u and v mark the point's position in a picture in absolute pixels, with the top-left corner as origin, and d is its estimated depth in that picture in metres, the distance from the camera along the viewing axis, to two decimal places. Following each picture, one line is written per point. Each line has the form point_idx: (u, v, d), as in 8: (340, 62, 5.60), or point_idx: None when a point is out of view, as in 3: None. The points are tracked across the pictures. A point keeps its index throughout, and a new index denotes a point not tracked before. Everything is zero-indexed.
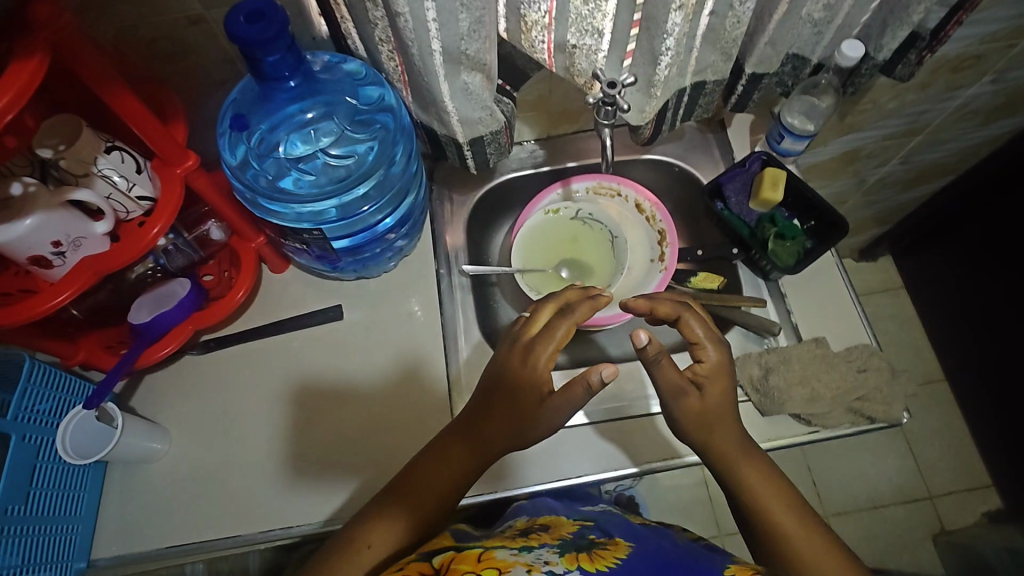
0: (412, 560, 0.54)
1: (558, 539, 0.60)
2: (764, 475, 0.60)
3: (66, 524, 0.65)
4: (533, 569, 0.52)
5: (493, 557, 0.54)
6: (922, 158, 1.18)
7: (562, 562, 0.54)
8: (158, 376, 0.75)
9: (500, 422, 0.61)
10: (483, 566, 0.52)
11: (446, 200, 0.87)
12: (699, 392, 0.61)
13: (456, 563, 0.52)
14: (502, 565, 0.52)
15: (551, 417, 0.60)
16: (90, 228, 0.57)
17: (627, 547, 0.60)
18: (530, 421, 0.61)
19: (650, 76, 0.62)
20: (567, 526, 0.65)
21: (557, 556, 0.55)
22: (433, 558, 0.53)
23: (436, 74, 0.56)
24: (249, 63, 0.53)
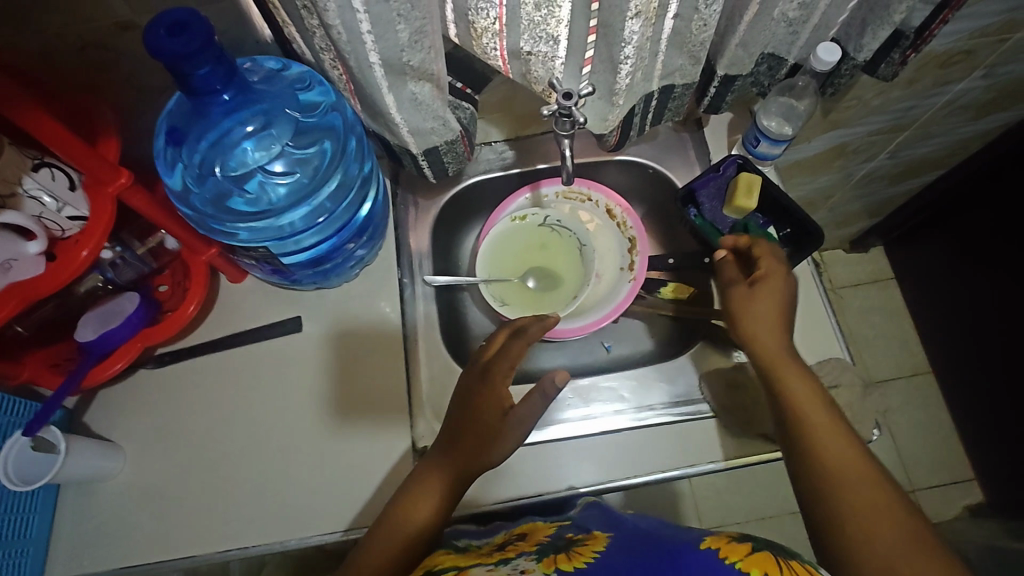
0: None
1: (534, 544, 0.58)
2: (832, 428, 0.56)
3: (15, 548, 0.64)
4: None
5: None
6: (912, 152, 1.14)
7: (539, 566, 0.52)
8: (111, 392, 0.73)
9: (473, 432, 0.61)
10: None
11: (410, 204, 0.84)
12: (750, 288, 0.65)
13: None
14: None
15: (514, 428, 0.61)
16: (21, 249, 0.54)
17: (602, 538, 0.57)
18: (495, 432, 0.61)
19: (611, 84, 0.59)
20: (544, 530, 0.62)
21: (534, 563, 0.53)
22: None
23: (378, 85, 0.53)
24: (177, 78, 0.49)
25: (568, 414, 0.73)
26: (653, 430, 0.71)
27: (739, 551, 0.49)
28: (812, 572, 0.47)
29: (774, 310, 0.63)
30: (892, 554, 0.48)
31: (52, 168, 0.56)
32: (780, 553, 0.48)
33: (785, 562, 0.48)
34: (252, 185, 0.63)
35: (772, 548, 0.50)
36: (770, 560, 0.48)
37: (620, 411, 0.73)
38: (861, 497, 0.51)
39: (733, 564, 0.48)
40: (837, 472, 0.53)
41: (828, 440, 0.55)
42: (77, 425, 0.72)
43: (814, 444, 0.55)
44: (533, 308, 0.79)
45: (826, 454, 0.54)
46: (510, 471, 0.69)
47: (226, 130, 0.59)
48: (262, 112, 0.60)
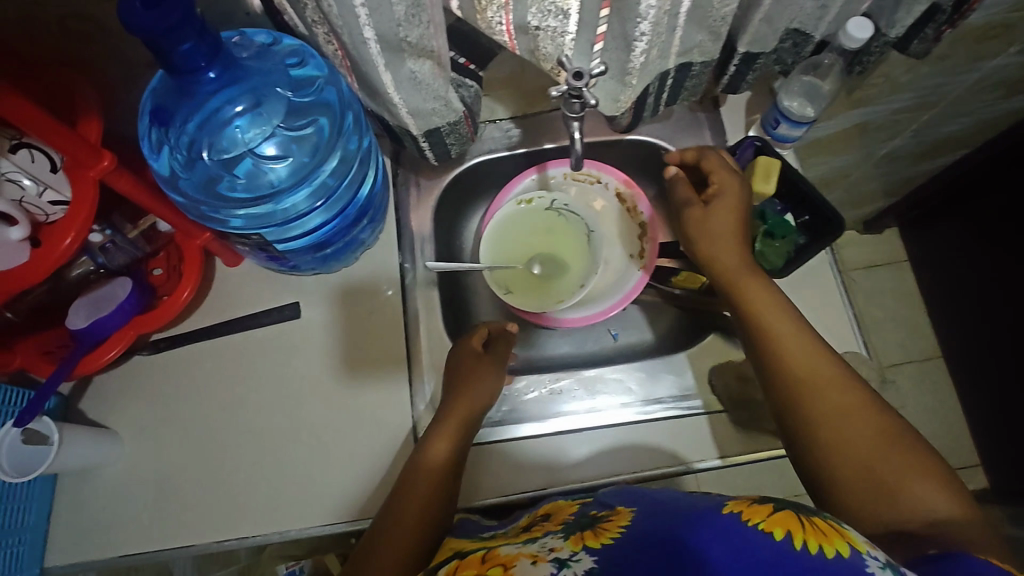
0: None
1: (560, 522, 0.55)
2: (810, 353, 0.57)
3: (13, 535, 0.63)
4: (539, 559, 0.47)
5: (498, 555, 0.50)
6: (935, 132, 1.09)
7: (566, 545, 0.49)
8: (106, 378, 0.71)
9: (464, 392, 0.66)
10: (489, 565, 0.49)
11: (412, 185, 0.81)
12: (704, 208, 0.66)
13: (462, 570, 0.49)
14: (507, 562, 0.48)
15: (493, 369, 0.69)
16: (3, 235, 0.52)
17: (627, 512, 0.53)
18: (478, 377, 0.68)
19: (624, 63, 0.55)
20: (569, 507, 0.59)
21: (561, 541, 0.50)
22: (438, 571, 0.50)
23: (374, 63, 0.49)
24: (157, 56, 0.46)
25: (566, 407, 0.73)
26: (655, 424, 0.70)
27: (761, 513, 0.46)
28: (837, 528, 0.45)
29: (732, 220, 0.64)
30: (872, 462, 0.51)
31: (32, 148, 0.52)
32: (803, 512, 0.46)
33: (807, 519, 0.45)
34: (244, 167, 0.61)
35: (795, 508, 0.47)
36: (795, 520, 0.45)
37: (626, 406, 0.72)
38: (846, 416, 0.54)
39: (756, 526, 0.45)
40: (823, 396, 0.55)
41: (810, 365, 0.56)
42: (72, 411, 0.71)
43: (799, 373, 0.56)
44: (534, 295, 0.77)
45: (813, 382, 0.55)
46: (514, 462, 0.69)
47: (213, 110, 0.55)
48: (252, 91, 0.56)
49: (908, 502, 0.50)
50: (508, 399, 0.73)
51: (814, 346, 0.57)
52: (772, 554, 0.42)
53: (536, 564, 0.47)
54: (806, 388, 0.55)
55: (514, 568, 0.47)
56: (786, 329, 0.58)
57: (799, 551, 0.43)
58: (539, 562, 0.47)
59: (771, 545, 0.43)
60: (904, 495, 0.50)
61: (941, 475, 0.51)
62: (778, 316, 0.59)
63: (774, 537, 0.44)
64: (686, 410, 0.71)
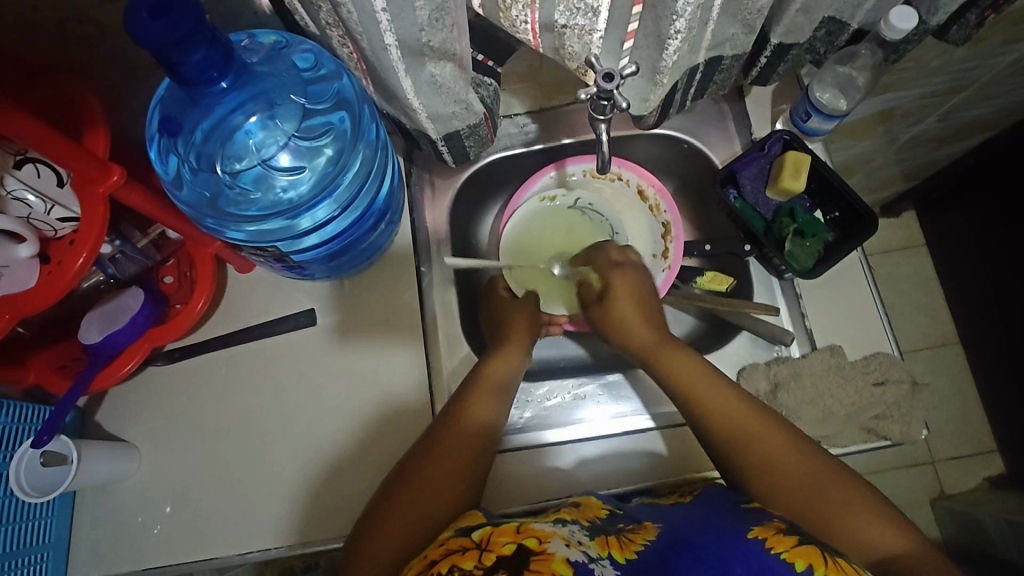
0: (452, 535, 0.49)
1: (588, 518, 0.54)
2: (731, 405, 0.59)
3: (36, 552, 0.63)
4: (572, 545, 0.47)
5: (532, 527, 0.49)
6: (965, 115, 0.99)
7: (593, 545, 0.48)
8: (121, 389, 0.70)
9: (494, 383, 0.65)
10: (523, 535, 0.47)
11: (426, 184, 0.78)
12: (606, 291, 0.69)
13: (496, 534, 0.48)
14: (541, 535, 0.47)
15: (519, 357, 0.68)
16: (11, 253, 0.50)
17: (653, 528, 0.53)
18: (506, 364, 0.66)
19: (655, 62, 0.52)
20: (598, 507, 0.58)
21: (586, 538, 0.50)
22: (472, 531, 0.48)
23: (393, 69, 0.47)
24: (166, 67, 0.44)
25: (583, 414, 0.72)
26: (663, 432, 0.68)
27: (785, 542, 0.48)
28: (859, 570, 0.46)
29: (633, 296, 0.67)
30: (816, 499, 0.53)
31: (37, 163, 0.50)
32: (826, 547, 0.47)
33: (830, 556, 0.46)
34: (256, 177, 0.59)
35: (818, 543, 0.48)
36: (818, 555, 0.46)
37: (648, 411, 0.71)
38: (774, 462, 0.55)
39: (779, 555, 0.46)
40: (759, 433, 0.57)
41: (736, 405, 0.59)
42: (89, 424, 0.69)
43: (726, 428, 0.58)
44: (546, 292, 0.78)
45: (744, 431, 0.57)
46: (538, 471, 0.67)
47: (222, 118, 0.54)
48: (263, 97, 0.54)
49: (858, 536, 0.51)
50: (530, 405, 0.72)
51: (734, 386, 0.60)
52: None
53: (570, 547, 0.47)
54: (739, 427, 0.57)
55: (550, 544, 0.46)
56: (701, 378, 0.61)
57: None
58: (573, 547, 0.47)
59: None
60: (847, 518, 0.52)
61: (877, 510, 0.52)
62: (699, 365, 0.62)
63: (795, 568, 0.45)
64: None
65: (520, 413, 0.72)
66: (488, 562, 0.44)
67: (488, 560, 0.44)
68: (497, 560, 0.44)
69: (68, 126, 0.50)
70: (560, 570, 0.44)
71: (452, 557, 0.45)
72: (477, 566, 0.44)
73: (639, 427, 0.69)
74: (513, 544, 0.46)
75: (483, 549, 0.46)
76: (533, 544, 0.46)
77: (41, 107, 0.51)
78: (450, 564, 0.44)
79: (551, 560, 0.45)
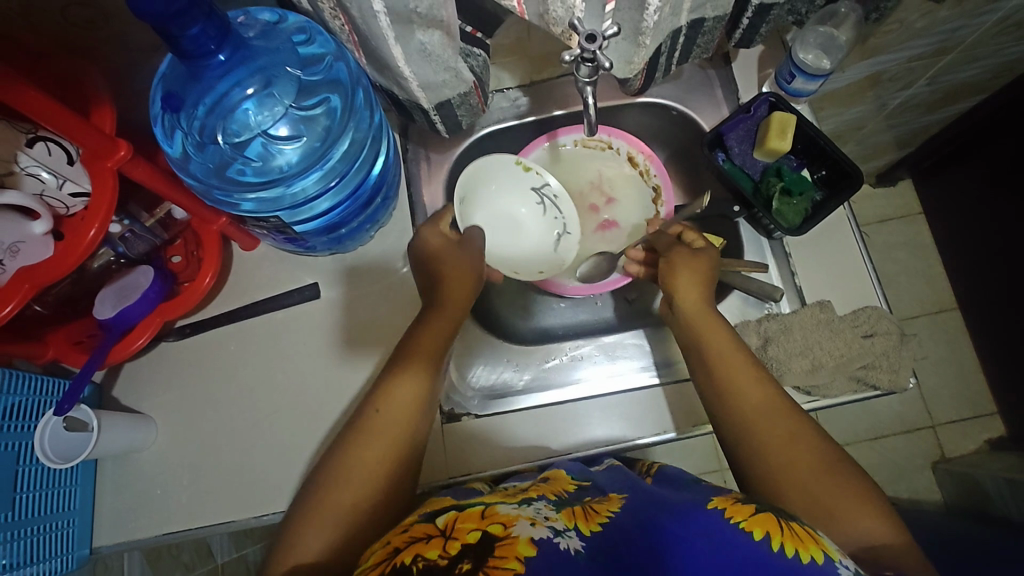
0: (415, 522, 0.51)
1: (556, 492, 0.57)
2: (762, 393, 0.59)
3: (62, 519, 0.65)
4: (536, 523, 0.49)
5: (497, 512, 0.51)
6: (951, 78, 0.99)
7: (560, 519, 0.51)
8: (136, 364, 0.73)
9: (431, 343, 0.64)
10: (487, 521, 0.49)
11: (421, 159, 0.80)
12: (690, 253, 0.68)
13: (461, 522, 0.49)
14: (507, 521, 0.49)
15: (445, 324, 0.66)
16: (25, 229, 0.52)
17: (618, 499, 0.56)
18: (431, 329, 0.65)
19: (637, 23, 0.54)
20: (566, 482, 0.60)
21: (553, 512, 0.52)
22: (437, 519, 0.50)
23: (383, 37, 0.49)
24: (167, 40, 0.46)
25: (580, 374, 0.74)
26: (655, 390, 0.71)
27: (743, 512, 0.50)
28: (812, 534, 0.48)
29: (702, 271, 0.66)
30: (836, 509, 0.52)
31: (47, 141, 0.53)
32: (782, 514, 0.49)
33: (786, 523, 0.48)
34: (256, 150, 0.61)
35: (775, 511, 0.50)
36: (774, 521, 0.48)
37: (641, 369, 0.73)
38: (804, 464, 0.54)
39: (738, 525, 0.48)
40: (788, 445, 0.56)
41: (769, 414, 0.57)
42: (107, 398, 0.72)
43: (753, 422, 0.57)
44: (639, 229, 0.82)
45: (755, 419, 0.58)
46: (536, 427, 0.70)
47: (224, 94, 0.55)
48: (261, 72, 0.55)
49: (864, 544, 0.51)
50: (529, 367, 0.75)
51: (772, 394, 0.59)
52: (748, 551, 0.46)
53: (534, 526, 0.49)
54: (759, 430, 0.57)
55: (515, 527, 0.48)
56: (741, 371, 0.60)
57: (776, 552, 0.46)
58: (537, 525, 0.49)
59: (751, 545, 0.46)
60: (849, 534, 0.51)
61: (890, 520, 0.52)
62: (742, 370, 0.60)
63: (752, 537, 0.47)
64: (687, 376, 0.71)
65: (520, 377, 0.74)
66: (452, 551, 0.45)
67: (452, 549, 0.45)
68: (462, 548, 0.46)
69: (77, 103, 0.53)
70: (525, 551, 0.45)
71: (416, 544, 0.47)
72: (441, 554, 0.45)
73: (633, 387, 0.72)
74: (478, 531, 0.48)
75: (448, 537, 0.47)
76: (499, 530, 0.48)
77: (50, 86, 0.53)
78: (414, 553, 0.45)
79: (516, 544, 0.46)
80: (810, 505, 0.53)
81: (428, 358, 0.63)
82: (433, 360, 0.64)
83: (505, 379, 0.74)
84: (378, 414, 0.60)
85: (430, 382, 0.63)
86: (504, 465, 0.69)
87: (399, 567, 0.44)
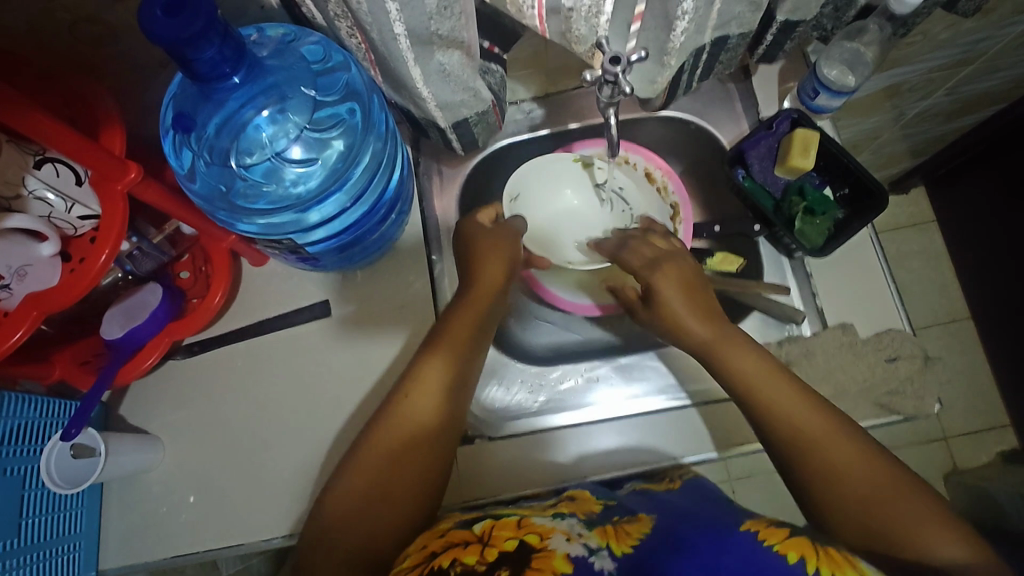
0: (451, 528, 0.52)
1: (584, 511, 0.56)
2: (787, 392, 0.58)
3: (68, 543, 0.64)
4: (572, 538, 0.49)
5: (533, 523, 0.52)
6: (970, 89, 0.96)
7: (593, 536, 0.50)
8: (143, 383, 0.72)
9: (461, 332, 0.64)
10: (523, 532, 0.50)
11: (433, 173, 0.79)
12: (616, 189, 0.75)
13: (497, 530, 0.50)
14: (542, 533, 0.50)
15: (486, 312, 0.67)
16: (34, 252, 0.51)
17: (648, 521, 0.54)
18: (457, 332, 0.64)
19: (662, 44, 0.53)
20: (592, 502, 0.59)
21: (585, 530, 0.52)
22: (474, 527, 0.51)
23: (403, 59, 0.47)
24: (181, 64, 0.44)
25: (597, 397, 0.73)
26: (672, 412, 0.70)
27: (778, 535, 0.49)
28: (850, 559, 0.47)
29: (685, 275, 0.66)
30: (871, 494, 0.52)
31: (56, 162, 0.51)
32: (818, 539, 0.48)
33: (823, 548, 0.47)
34: (266, 171, 0.60)
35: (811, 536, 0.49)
36: (810, 547, 0.47)
37: (661, 393, 0.72)
38: (846, 474, 0.53)
39: (772, 547, 0.48)
40: (836, 455, 0.54)
41: (807, 424, 0.56)
42: (113, 418, 0.71)
43: (789, 431, 0.56)
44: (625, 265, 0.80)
45: (805, 435, 0.55)
46: (550, 451, 0.69)
47: (234, 112, 0.55)
48: (275, 91, 0.55)
49: (898, 520, 0.51)
50: (543, 389, 0.73)
51: (844, 434, 0.55)
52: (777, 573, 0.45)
53: (570, 540, 0.49)
54: (816, 448, 0.55)
55: (551, 541, 0.48)
56: (764, 378, 0.59)
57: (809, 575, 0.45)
58: (573, 540, 0.49)
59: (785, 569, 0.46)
60: (915, 543, 0.50)
61: (956, 526, 0.50)
62: (762, 377, 0.59)
63: (788, 561, 0.46)
64: (707, 399, 0.70)
65: (534, 399, 0.73)
66: (489, 558, 0.46)
67: (489, 556, 0.46)
68: (498, 557, 0.46)
69: (85, 124, 0.51)
70: (561, 567, 0.45)
71: (452, 552, 0.48)
72: (479, 562, 0.46)
73: (649, 409, 0.70)
74: (514, 540, 0.49)
75: (485, 545, 0.48)
76: (533, 541, 0.48)
77: (59, 106, 0.51)
78: (452, 558, 0.47)
79: (552, 557, 0.46)
80: (861, 510, 0.52)
81: (453, 348, 0.63)
82: (457, 349, 0.63)
83: (518, 401, 0.73)
84: (398, 421, 0.58)
85: (451, 372, 0.61)
86: (518, 490, 0.68)
87: (436, 570, 0.46)
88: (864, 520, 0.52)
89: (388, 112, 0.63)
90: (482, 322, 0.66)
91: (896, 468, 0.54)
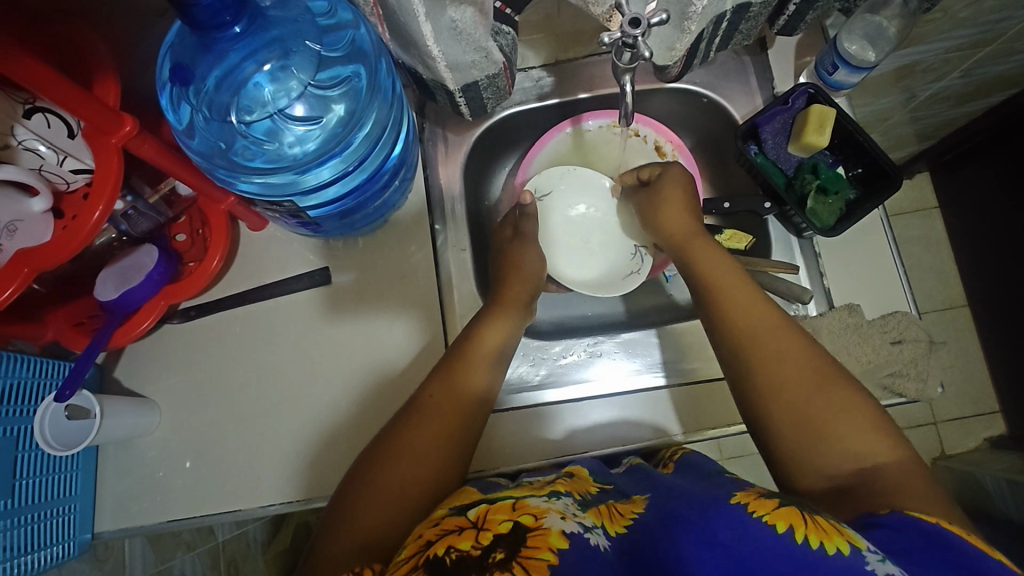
0: (447, 515, 0.47)
1: (579, 492, 0.54)
2: (752, 304, 0.59)
3: (61, 504, 0.64)
4: (567, 517, 0.45)
5: (527, 503, 0.47)
6: (986, 72, 0.91)
7: (588, 516, 0.47)
8: (139, 346, 0.70)
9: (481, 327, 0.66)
10: (519, 513, 0.45)
11: (439, 139, 0.76)
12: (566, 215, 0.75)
13: (492, 513, 0.46)
14: (538, 512, 0.45)
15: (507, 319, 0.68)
16: (25, 207, 0.49)
17: (642, 500, 0.52)
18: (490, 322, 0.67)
19: (683, 8, 0.51)
20: (590, 483, 0.57)
21: (579, 510, 0.48)
22: (467, 511, 0.47)
23: (413, 11, 0.45)
24: (177, 10, 0.42)
25: (598, 374, 0.72)
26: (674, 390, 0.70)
27: (766, 505, 0.45)
28: (837, 526, 0.43)
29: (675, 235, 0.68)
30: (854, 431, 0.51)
31: (46, 112, 0.49)
32: (807, 507, 0.44)
33: (811, 515, 0.44)
34: (266, 128, 0.58)
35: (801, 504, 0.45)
36: (798, 516, 0.44)
37: (659, 371, 0.72)
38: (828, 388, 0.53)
39: (761, 519, 0.44)
40: (801, 349, 0.55)
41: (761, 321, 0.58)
42: (108, 381, 0.70)
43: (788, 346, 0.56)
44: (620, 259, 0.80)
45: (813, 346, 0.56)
46: (548, 425, 0.69)
47: (235, 66, 0.53)
48: (277, 44, 0.53)
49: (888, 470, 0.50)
50: (545, 363, 0.73)
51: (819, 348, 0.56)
52: (769, 544, 0.42)
53: (565, 519, 0.45)
54: (788, 358, 0.56)
55: (547, 519, 0.44)
56: (751, 307, 0.59)
57: (800, 545, 0.41)
58: (568, 519, 0.45)
59: (773, 538, 0.42)
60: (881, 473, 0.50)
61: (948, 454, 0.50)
62: (764, 321, 0.58)
63: (777, 530, 0.42)
64: (707, 377, 0.70)
65: (536, 372, 0.72)
66: (485, 542, 0.42)
67: (484, 540, 0.42)
68: (494, 539, 0.42)
69: (80, 70, 0.49)
70: (557, 543, 0.42)
71: (446, 539, 0.43)
72: (474, 546, 0.42)
73: (650, 385, 0.70)
74: (509, 522, 0.45)
75: (480, 528, 0.44)
76: (530, 521, 0.44)
77: (51, 52, 0.49)
78: (446, 546, 0.42)
79: (549, 535, 0.43)
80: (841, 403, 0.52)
81: (472, 338, 0.65)
82: (473, 341, 0.65)
83: (520, 374, 0.72)
84: (415, 410, 0.60)
85: (462, 360, 0.63)
86: (517, 462, 0.67)
87: (432, 561, 0.41)
88: (810, 431, 0.52)
89: (394, 75, 0.61)
90: (498, 316, 0.67)
91: (894, 427, 0.51)
